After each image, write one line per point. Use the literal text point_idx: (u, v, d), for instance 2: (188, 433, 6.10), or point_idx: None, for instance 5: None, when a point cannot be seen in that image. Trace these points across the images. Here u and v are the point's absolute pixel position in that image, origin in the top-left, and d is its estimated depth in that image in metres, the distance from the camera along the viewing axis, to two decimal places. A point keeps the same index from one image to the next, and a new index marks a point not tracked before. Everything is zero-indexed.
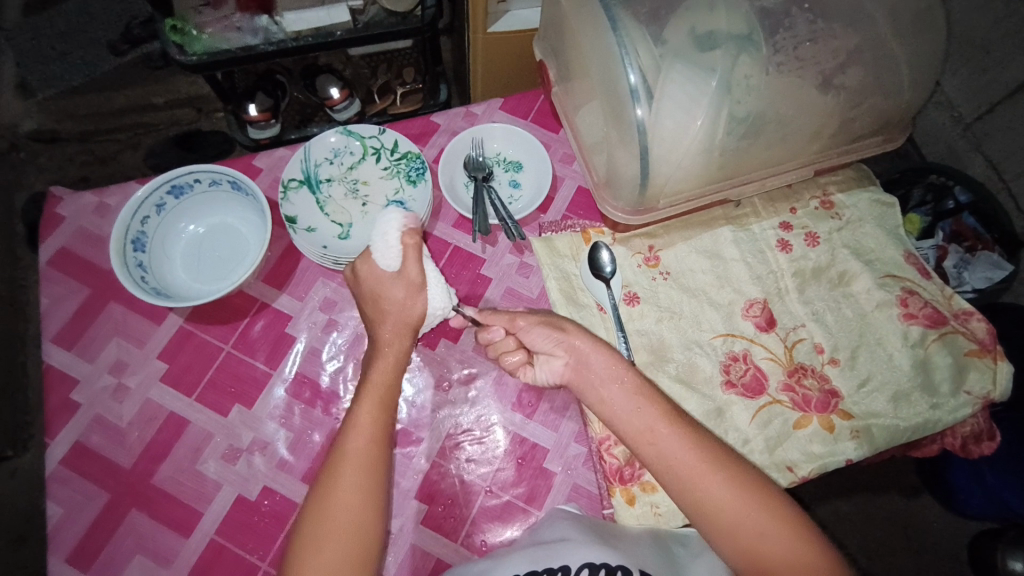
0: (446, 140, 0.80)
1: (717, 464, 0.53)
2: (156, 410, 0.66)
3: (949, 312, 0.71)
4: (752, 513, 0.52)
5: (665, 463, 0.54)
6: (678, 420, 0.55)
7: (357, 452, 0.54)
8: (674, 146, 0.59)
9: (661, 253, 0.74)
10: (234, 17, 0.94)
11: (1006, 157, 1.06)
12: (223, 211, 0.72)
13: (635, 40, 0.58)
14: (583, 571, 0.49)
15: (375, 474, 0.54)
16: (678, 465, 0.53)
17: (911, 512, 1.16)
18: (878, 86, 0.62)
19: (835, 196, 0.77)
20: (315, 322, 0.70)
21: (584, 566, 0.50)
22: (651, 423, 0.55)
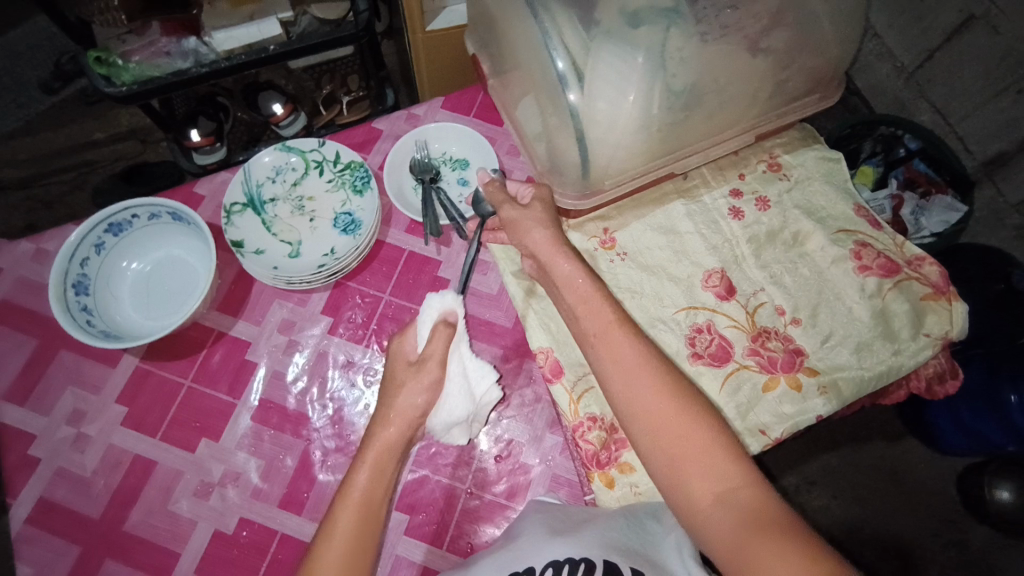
0: (390, 146, 0.79)
1: (684, 402, 0.49)
2: (120, 455, 0.64)
3: (902, 259, 0.72)
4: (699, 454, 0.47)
5: (619, 363, 0.52)
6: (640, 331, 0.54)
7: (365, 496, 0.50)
8: (612, 127, 0.59)
9: (616, 235, 0.74)
10: (161, 41, 0.89)
11: (949, 101, 1.07)
12: (166, 244, 0.70)
13: (561, 25, 0.57)
14: (547, 569, 0.49)
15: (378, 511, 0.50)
16: (641, 404, 0.50)
17: (897, 456, 1.18)
18: (805, 47, 0.63)
19: (781, 158, 0.78)
20: (275, 346, 0.69)
21: (548, 564, 0.49)
22: (621, 356, 0.52)
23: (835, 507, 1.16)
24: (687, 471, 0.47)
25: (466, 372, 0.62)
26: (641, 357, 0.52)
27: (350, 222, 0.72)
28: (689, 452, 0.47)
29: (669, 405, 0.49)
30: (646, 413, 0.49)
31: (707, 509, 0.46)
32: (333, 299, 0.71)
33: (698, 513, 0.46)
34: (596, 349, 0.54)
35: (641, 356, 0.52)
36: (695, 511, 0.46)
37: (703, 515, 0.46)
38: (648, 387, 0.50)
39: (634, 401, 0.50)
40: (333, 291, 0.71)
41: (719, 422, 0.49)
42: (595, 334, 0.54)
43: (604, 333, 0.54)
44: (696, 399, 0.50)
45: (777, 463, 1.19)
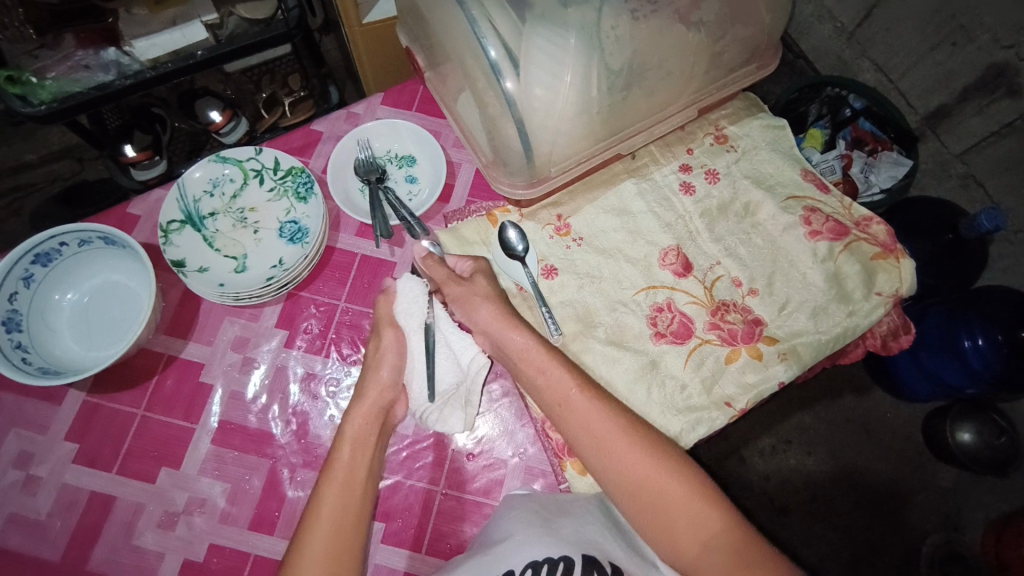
0: (331, 148, 0.77)
1: (660, 459, 0.53)
2: (76, 493, 0.61)
3: (851, 221, 0.73)
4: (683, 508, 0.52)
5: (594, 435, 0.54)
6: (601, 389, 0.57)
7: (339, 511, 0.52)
8: (551, 113, 0.58)
9: (571, 220, 0.73)
10: (77, 55, 0.85)
11: (889, 58, 1.09)
12: (103, 269, 0.67)
13: (490, 11, 0.55)
14: (527, 571, 0.49)
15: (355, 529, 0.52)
16: (624, 471, 0.53)
17: (866, 409, 1.22)
18: (736, 17, 0.63)
19: (727, 129, 0.78)
20: (230, 365, 0.66)
21: (527, 566, 0.49)
22: (595, 426, 0.54)
23: (811, 462, 1.20)
24: (672, 525, 0.52)
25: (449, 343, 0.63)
26: (613, 423, 0.54)
27: (297, 231, 0.70)
28: (674, 509, 0.52)
29: (649, 467, 0.53)
30: (626, 479, 0.53)
31: (693, 556, 0.51)
32: (287, 311, 0.69)
33: (689, 562, 0.51)
34: (567, 417, 0.56)
35: (611, 420, 0.55)
36: (684, 559, 0.52)
37: (691, 562, 0.51)
38: (628, 451, 0.53)
39: (616, 470, 0.53)
40: (286, 302, 0.69)
41: (692, 471, 0.54)
42: (563, 404, 0.56)
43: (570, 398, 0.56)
44: (670, 455, 0.54)
45: (753, 427, 1.22)
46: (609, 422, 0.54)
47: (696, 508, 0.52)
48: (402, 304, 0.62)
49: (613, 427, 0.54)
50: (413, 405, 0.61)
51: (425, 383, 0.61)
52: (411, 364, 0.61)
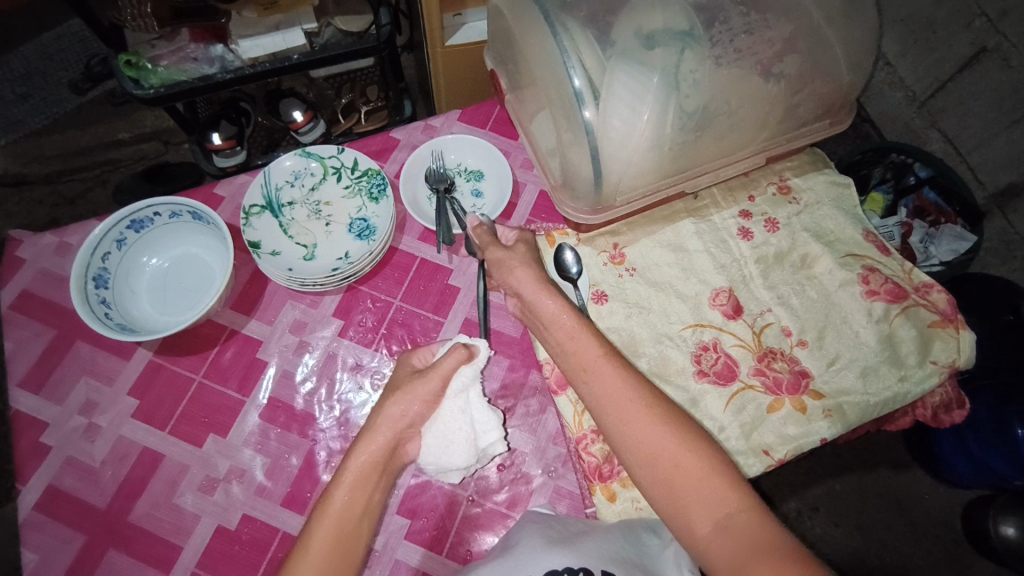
0: (407, 155, 0.81)
1: (678, 432, 0.52)
2: (129, 446, 0.65)
3: (910, 286, 0.72)
4: (699, 480, 0.50)
5: (609, 397, 0.54)
6: (623, 359, 0.57)
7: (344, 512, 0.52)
8: (624, 145, 0.61)
9: (626, 250, 0.74)
10: (189, 47, 0.93)
11: (961, 131, 1.08)
12: (185, 241, 0.72)
13: (578, 43, 0.59)
14: None
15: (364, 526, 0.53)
16: (640, 440, 0.52)
17: (902, 486, 1.17)
18: (816, 72, 0.64)
19: (791, 181, 0.79)
20: (286, 346, 0.70)
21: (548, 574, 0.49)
22: (611, 389, 0.55)
23: (837, 534, 1.15)
24: (686, 497, 0.50)
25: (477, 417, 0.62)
26: (630, 392, 0.54)
27: (365, 228, 0.74)
28: (687, 483, 0.50)
29: (663, 439, 0.52)
30: (642, 449, 0.52)
31: (709, 535, 0.49)
32: (344, 302, 0.72)
33: (702, 541, 0.49)
34: (588, 383, 0.56)
35: (627, 388, 0.55)
36: (697, 536, 0.50)
37: (704, 540, 0.49)
38: (646, 420, 0.53)
39: (632, 436, 0.53)
40: (345, 294, 0.72)
41: (712, 448, 0.52)
42: (586, 367, 0.57)
43: (591, 365, 0.57)
44: (686, 427, 0.53)
45: (779, 488, 1.19)
46: (626, 388, 0.54)
47: (712, 485, 0.50)
48: (455, 359, 0.61)
49: (629, 393, 0.54)
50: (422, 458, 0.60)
51: (439, 447, 0.60)
52: (434, 423, 0.60)
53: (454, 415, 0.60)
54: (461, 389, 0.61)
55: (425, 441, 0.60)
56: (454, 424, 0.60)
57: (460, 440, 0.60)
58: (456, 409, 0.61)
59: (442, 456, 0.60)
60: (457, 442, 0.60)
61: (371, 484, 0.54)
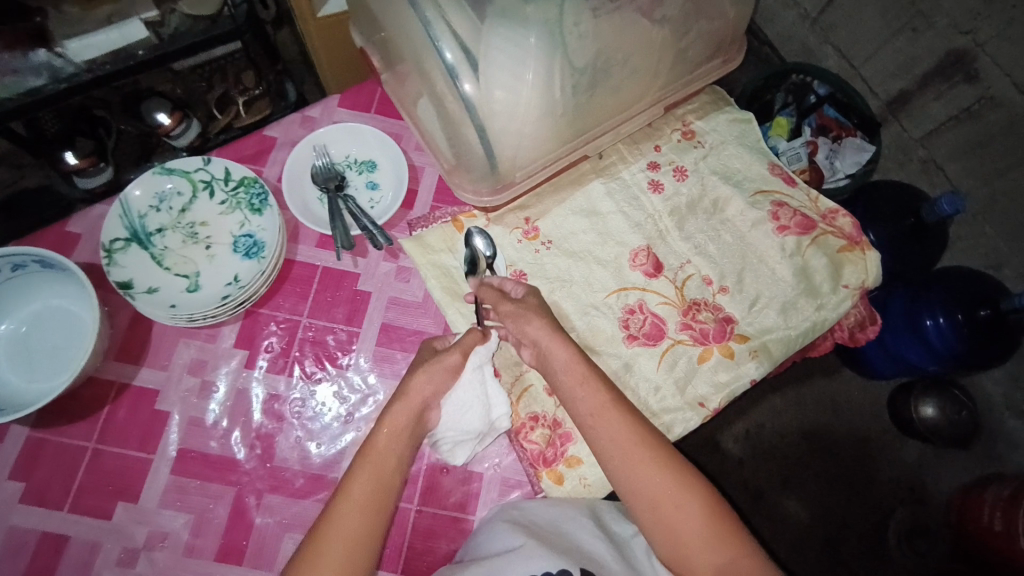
0: (287, 154, 0.73)
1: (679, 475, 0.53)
2: (24, 535, 0.58)
3: (818, 214, 0.73)
4: (700, 527, 0.51)
5: (608, 443, 0.54)
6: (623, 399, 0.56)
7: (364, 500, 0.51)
8: (513, 117, 0.56)
9: (539, 223, 0.71)
10: (3, 57, 0.77)
11: (852, 43, 1.10)
12: (42, 293, 0.62)
13: (444, 6, 0.53)
14: None
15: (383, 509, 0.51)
16: (643, 486, 0.52)
17: (835, 390, 1.25)
18: (701, 11, 0.61)
19: (694, 125, 0.77)
20: (187, 390, 0.63)
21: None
22: (613, 436, 0.54)
23: (783, 443, 1.22)
24: (687, 544, 0.51)
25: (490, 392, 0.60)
26: (633, 435, 0.53)
27: (252, 245, 0.66)
28: (686, 530, 0.51)
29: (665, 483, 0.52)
30: (644, 495, 0.52)
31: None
32: (245, 329, 0.65)
33: None
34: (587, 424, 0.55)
35: (630, 433, 0.54)
36: None
37: None
38: (648, 467, 0.53)
39: (635, 482, 0.53)
40: (244, 321, 0.66)
41: (710, 492, 0.53)
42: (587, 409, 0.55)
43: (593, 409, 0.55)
44: (688, 470, 0.54)
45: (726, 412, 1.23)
46: (635, 435, 0.54)
47: (712, 530, 0.52)
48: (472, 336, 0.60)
49: (634, 438, 0.53)
50: (439, 429, 0.59)
51: (457, 416, 0.59)
52: (453, 393, 0.59)
53: (475, 387, 0.60)
54: (480, 363, 0.60)
55: (445, 410, 0.59)
56: (470, 392, 0.59)
57: (476, 405, 0.59)
58: (472, 381, 0.60)
59: (462, 419, 0.59)
60: (475, 408, 0.59)
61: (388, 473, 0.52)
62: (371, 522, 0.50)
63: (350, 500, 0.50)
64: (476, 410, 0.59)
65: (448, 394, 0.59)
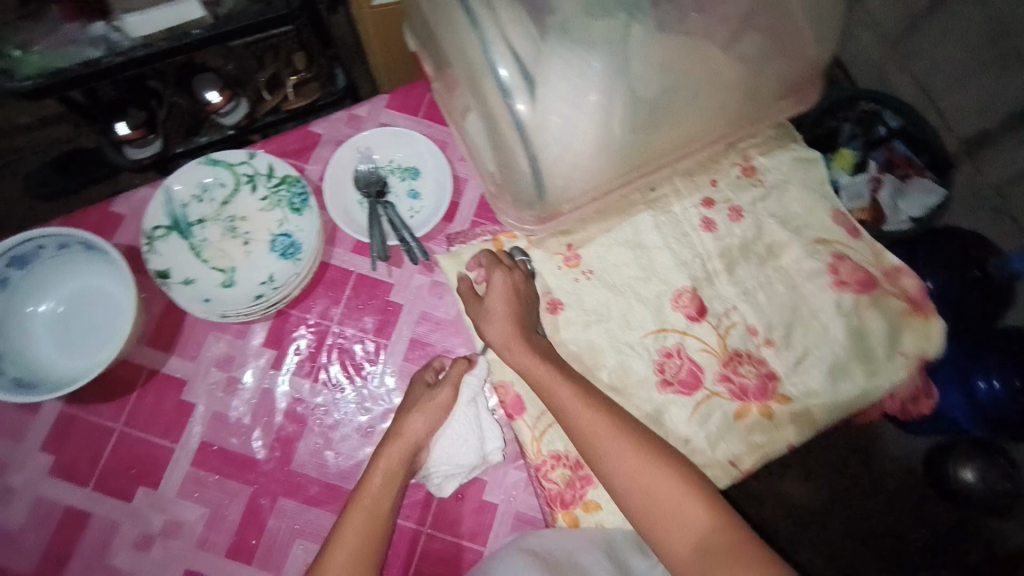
0: (331, 153, 0.71)
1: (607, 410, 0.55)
2: (51, 507, 0.60)
3: (880, 272, 0.68)
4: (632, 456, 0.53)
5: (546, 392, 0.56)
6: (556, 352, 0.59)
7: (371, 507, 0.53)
8: (568, 146, 0.53)
9: (581, 251, 0.68)
10: (65, 27, 0.78)
11: (936, 74, 0.99)
12: (83, 273, 0.63)
13: (506, 26, 0.50)
14: None
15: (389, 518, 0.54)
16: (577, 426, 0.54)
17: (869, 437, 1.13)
18: (779, 50, 0.57)
19: (756, 161, 0.72)
20: (214, 384, 0.63)
21: None
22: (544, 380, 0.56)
23: (806, 486, 1.14)
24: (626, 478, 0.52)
25: (483, 424, 0.60)
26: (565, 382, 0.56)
27: (289, 245, 0.65)
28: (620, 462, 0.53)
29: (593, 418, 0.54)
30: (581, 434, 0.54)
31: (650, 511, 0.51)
32: (275, 330, 0.65)
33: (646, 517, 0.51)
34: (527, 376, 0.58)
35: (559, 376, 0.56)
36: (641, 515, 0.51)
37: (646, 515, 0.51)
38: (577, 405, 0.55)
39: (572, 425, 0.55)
40: (275, 320, 0.65)
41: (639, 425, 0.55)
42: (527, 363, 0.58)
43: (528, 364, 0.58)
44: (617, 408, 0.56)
45: None
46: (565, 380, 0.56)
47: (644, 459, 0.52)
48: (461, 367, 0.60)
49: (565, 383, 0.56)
50: (433, 461, 0.59)
51: (451, 448, 0.58)
52: (448, 425, 0.59)
53: (470, 416, 0.59)
54: (474, 394, 0.60)
55: (439, 443, 0.58)
56: (464, 425, 0.59)
57: (470, 438, 0.59)
58: (467, 415, 0.59)
59: (453, 452, 0.58)
60: (469, 441, 0.59)
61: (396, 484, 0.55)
62: (368, 557, 0.51)
63: (360, 507, 0.53)
64: (469, 442, 0.59)
65: (442, 426, 0.58)
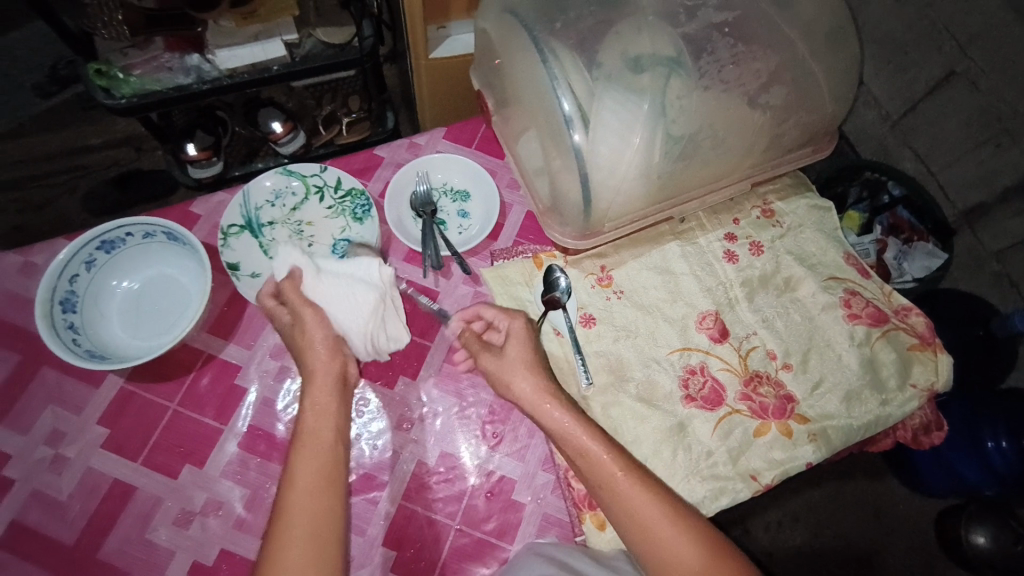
0: (390, 173, 0.79)
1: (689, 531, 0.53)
2: (99, 478, 0.62)
3: (890, 309, 0.74)
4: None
5: (630, 513, 0.54)
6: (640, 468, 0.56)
7: (308, 482, 0.52)
8: (614, 171, 0.60)
9: (613, 273, 0.74)
10: (163, 57, 0.88)
11: (932, 150, 1.11)
12: (160, 262, 0.69)
13: (566, 68, 0.59)
14: None
15: (334, 486, 0.53)
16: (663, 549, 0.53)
17: (878, 495, 1.19)
18: (801, 103, 0.65)
19: (774, 205, 0.79)
20: (266, 371, 0.67)
21: None
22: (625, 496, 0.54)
23: (816, 542, 1.16)
24: None
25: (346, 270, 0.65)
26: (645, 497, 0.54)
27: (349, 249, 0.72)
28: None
29: (678, 542, 0.53)
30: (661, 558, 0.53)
31: None
32: None
33: None
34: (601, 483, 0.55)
35: (641, 490, 0.54)
36: None
37: None
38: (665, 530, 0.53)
39: (655, 546, 0.53)
40: None
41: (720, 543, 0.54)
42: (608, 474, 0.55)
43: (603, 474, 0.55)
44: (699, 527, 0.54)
45: (761, 500, 1.19)
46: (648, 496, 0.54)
47: None
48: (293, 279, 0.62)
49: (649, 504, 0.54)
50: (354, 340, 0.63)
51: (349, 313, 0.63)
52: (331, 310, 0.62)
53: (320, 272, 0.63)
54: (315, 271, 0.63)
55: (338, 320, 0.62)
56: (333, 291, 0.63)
57: (347, 290, 0.63)
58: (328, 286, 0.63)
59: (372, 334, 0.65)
60: (351, 291, 0.63)
61: (326, 449, 0.54)
62: (322, 526, 0.51)
63: (295, 486, 0.52)
64: (350, 291, 0.63)
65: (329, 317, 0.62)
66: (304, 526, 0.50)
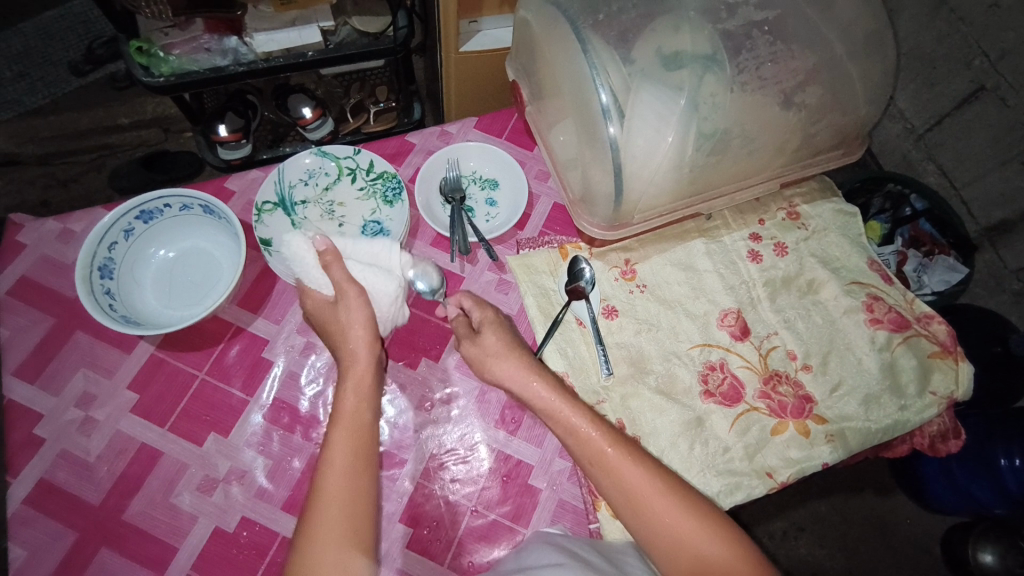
0: (421, 160, 0.80)
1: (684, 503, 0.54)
2: (127, 442, 0.63)
3: (912, 316, 0.74)
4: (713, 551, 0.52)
5: (627, 493, 0.54)
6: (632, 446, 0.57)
7: (343, 460, 0.53)
8: (647, 163, 0.61)
9: (637, 267, 0.75)
10: (202, 37, 0.89)
11: (957, 165, 1.11)
12: (195, 235, 0.71)
13: (605, 60, 0.60)
14: None
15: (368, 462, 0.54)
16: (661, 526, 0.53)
17: (886, 510, 1.18)
18: (834, 105, 0.66)
19: (800, 208, 0.80)
20: (293, 346, 0.69)
21: None
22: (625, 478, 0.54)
23: (822, 553, 1.16)
24: None
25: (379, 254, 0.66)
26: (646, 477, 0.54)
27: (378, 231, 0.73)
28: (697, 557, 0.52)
29: (677, 520, 0.53)
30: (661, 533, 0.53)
31: None
32: None
33: None
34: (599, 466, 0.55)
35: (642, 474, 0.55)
36: None
37: None
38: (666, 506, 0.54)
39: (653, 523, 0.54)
40: None
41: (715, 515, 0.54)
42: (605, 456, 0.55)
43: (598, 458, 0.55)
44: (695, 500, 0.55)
45: (767, 507, 1.19)
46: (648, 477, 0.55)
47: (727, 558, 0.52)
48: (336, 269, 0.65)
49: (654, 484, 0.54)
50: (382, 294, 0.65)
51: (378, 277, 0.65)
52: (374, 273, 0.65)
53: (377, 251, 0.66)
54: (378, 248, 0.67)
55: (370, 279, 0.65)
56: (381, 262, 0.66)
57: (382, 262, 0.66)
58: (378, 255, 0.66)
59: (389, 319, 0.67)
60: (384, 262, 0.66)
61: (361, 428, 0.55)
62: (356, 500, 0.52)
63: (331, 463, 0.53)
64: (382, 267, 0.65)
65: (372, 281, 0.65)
66: (343, 506, 0.52)
